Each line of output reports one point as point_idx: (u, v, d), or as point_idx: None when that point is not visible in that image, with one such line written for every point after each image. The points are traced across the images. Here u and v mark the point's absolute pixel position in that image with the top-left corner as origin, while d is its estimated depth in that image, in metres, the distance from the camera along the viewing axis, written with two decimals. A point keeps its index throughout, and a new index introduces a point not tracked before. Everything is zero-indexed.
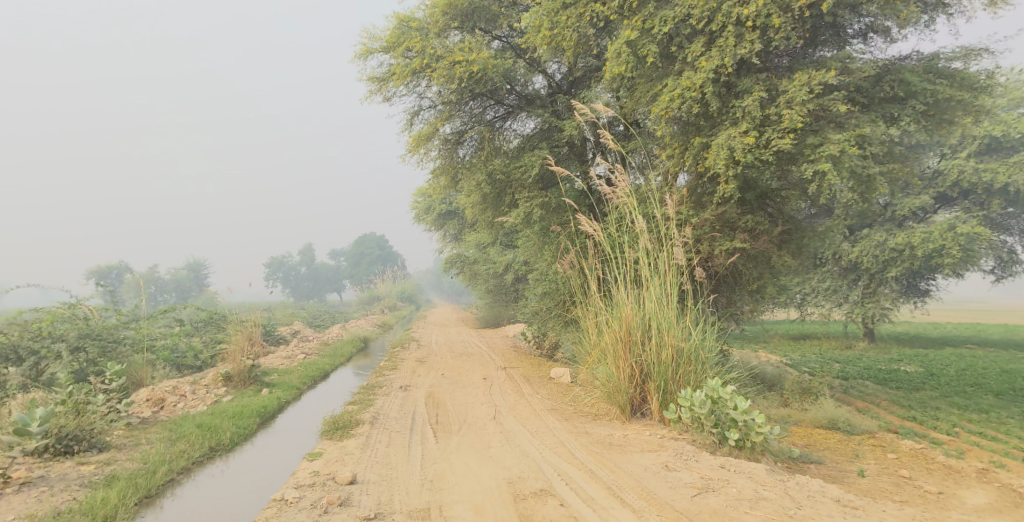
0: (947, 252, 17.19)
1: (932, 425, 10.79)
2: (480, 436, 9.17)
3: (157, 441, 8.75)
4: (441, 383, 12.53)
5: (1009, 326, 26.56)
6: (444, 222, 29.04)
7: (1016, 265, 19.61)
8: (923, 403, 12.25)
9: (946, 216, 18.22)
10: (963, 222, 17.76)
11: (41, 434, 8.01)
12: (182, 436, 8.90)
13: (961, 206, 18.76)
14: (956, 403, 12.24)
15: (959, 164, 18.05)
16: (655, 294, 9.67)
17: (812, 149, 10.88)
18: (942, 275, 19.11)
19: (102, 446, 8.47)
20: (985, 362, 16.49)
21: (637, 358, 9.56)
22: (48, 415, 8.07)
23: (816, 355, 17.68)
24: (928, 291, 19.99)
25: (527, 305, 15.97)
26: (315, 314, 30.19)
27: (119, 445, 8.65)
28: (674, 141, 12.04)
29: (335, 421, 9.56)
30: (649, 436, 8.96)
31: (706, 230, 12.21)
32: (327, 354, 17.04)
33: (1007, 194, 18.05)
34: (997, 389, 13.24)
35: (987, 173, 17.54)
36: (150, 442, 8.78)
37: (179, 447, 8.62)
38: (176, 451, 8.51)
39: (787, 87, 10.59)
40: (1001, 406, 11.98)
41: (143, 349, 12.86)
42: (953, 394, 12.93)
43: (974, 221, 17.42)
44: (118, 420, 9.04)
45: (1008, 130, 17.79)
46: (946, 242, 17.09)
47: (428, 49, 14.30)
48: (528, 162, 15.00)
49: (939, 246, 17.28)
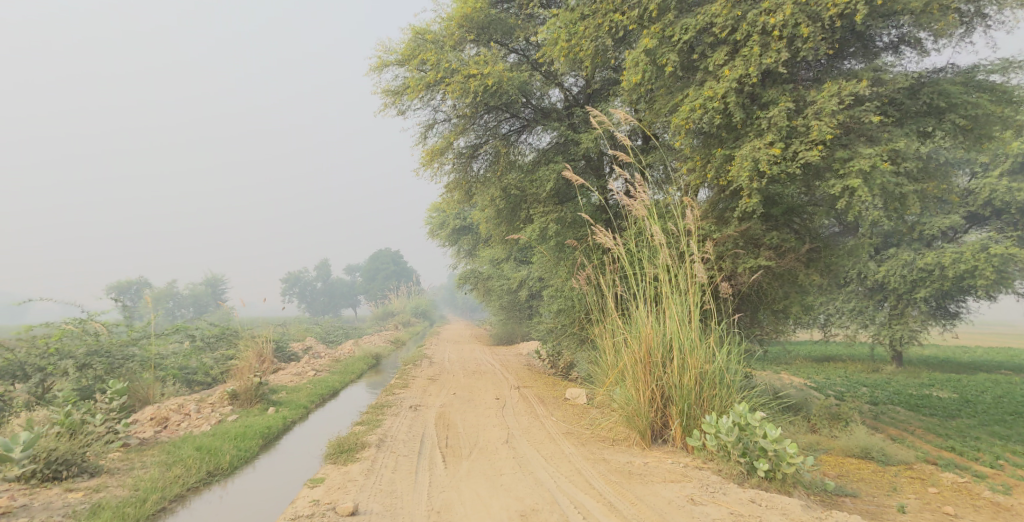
0: (980, 273, 16.58)
1: (974, 457, 10.43)
2: (491, 462, 8.73)
3: (152, 465, 8.40)
4: (452, 402, 12.12)
5: None
6: (459, 238, 28.75)
7: None
8: (961, 432, 11.74)
9: (978, 237, 17.61)
10: (997, 243, 17.12)
11: (25, 459, 7.74)
12: (179, 460, 8.55)
13: (994, 226, 18.11)
14: (997, 432, 11.69)
15: (991, 182, 17.46)
16: (677, 312, 9.23)
17: (842, 163, 10.44)
18: (974, 297, 18.45)
19: (93, 470, 8.13)
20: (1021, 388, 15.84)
21: (658, 381, 9.08)
22: (32, 439, 7.80)
23: (842, 378, 17.06)
24: (959, 313, 19.30)
25: (542, 322, 15.55)
26: (329, 330, 29.94)
27: (113, 471, 8.31)
28: (695, 154, 11.61)
29: (340, 444, 9.16)
30: (671, 465, 8.48)
31: (728, 246, 11.78)
32: (338, 371, 16.68)
33: None
34: None
35: None
36: (145, 466, 8.43)
37: (174, 472, 8.25)
38: (170, 477, 8.15)
39: (816, 98, 10.20)
40: None
41: (151, 365, 12.54)
42: (991, 423, 12.38)
43: (1008, 241, 16.79)
44: (114, 443, 8.72)
45: None
46: (978, 263, 16.49)
47: (443, 62, 14.06)
48: (543, 177, 14.69)
49: (971, 267, 16.67)
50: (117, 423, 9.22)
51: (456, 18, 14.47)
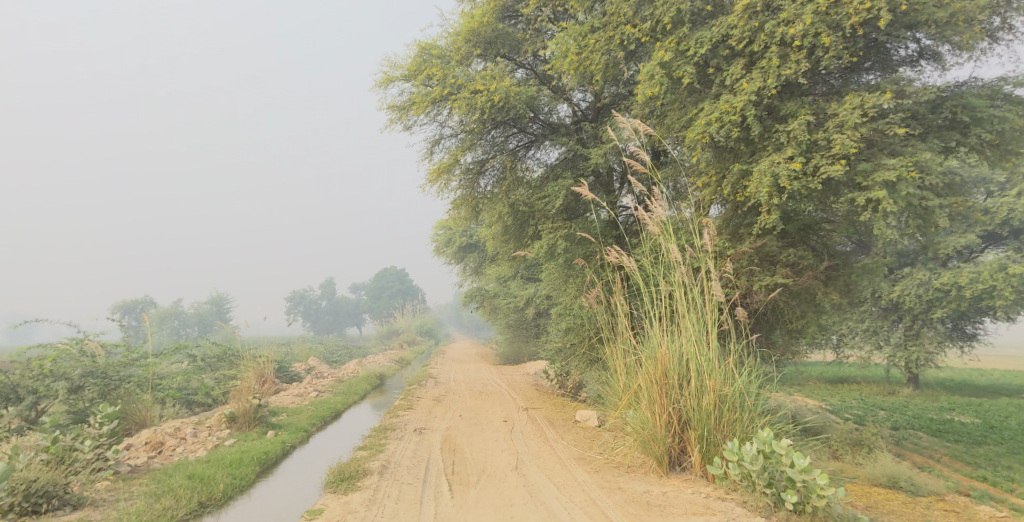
0: (999, 294, 16.08)
1: (1009, 489, 10.02)
2: (501, 491, 8.28)
3: (139, 496, 7.98)
4: (458, 425, 11.68)
5: None
6: (465, 256, 28.39)
7: None
8: (990, 460, 11.27)
9: (995, 256, 17.12)
10: (1015, 262, 16.63)
11: (2, 492, 7.37)
12: (170, 489, 8.13)
13: (1012, 246, 17.60)
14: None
15: (1008, 202, 16.94)
16: (694, 332, 8.80)
17: (864, 177, 10.07)
18: (992, 318, 17.92)
19: (76, 502, 7.77)
20: None
21: (675, 404, 8.64)
22: (7, 471, 7.41)
23: (858, 401, 16.53)
24: (976, 335, 18.69)
25: (551, 341, 15.12)
26: (333, 350, 29.52)
27: (100, 502, 7.90)
28: (709, 169, 11.24)
29: (341, 471, 8.73)
30: (692, 495, 8.04)
31: (744, 263, 11.36)
32: (341, 392, 16.23)
33: None
34: None
35: None
36: (132, 497, 8.02)
37: (163, 503, 7.83)
38: (158, 509, 7.72)
39: (838, 110, 9.84)
40: None
41: (148, 387, 12.14)
42: (1020, 450, 11.88)
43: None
44: (101, 472, 8.33)
45: None
46: (996, 283, 16.00)
47: (450, 78, 13.76)
48: (552, 192, 14.37)
49: (989, 287, 16.18)
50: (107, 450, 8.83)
51: (463, 33, 14.19)
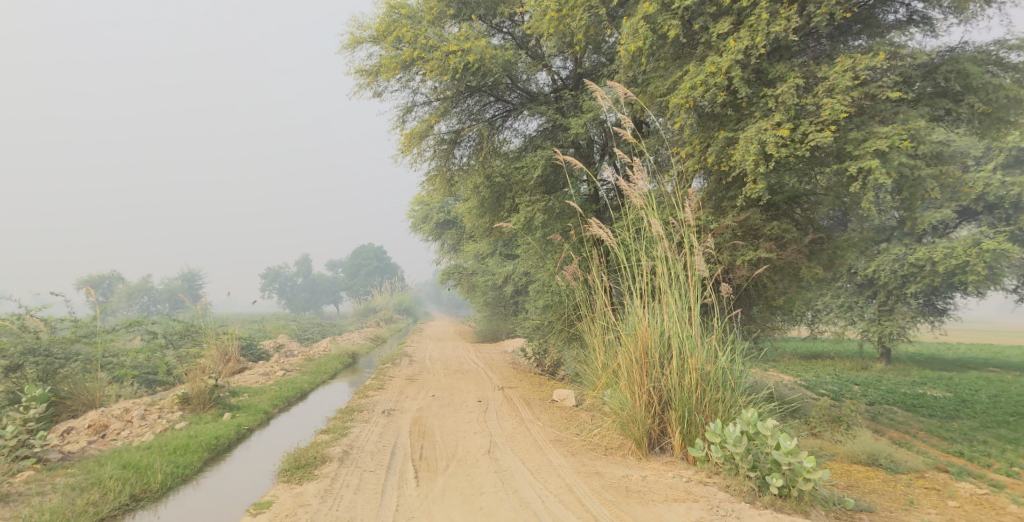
0: (971, 270, 15.78)
1: (987, 465, 9.67)
2: (470, 478, 7.74)
3: (63, 489, 7.35)
4: (430, 406, 11.11)
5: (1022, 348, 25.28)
6: (443, 232, 27.68)
7: None
8: (966, 436, 10.91)
9: (969, 232, 16.75)
10: (988, 238, 16.31)
11: None
12: (99, 481, 7.52)
13: (986, 222, 17.19)
14: (1002, 436, 10.86)
15: (985, 176, 16.52)
16: (676, 308, 8.26)
17: (855, 146, 9.51)
18: (963, 292, 17.60)
19: None
20: (1016, 388, 15.11)
21: (655, 383, 8.13)
22: None
23: (833, 376, 16.18)
24: (946, 310, 18.30)
25: (528, 319, 14.55)
26: (306, 327, 28.72)
27: (23, 496, 7.26)
28: (693, 138, 10.62)
29: (296, 458, 8.14)
30: (672, 479, 7.58)
31: (727, 237, 10.72)
32: (310, 370, 15.56)
33: None
34: None
35: (1014, 188, 16.09)
36: (55, 489, 7.38)
37: (89, 497, 7.22)
38: (81, 504, 7.11)
39: (828, 74, 9.26)
40: None
41: (97, 367, 11.39)
42: (994, 425, 11.54)
43: (1002, 236, 15.94)
44: (24, 461, 7.71)
45: None
46: (969, 258, 15.69)
47: (421, 39, 12.85)
48: (530, 163, 13.65)
49: (962, 263, 15.88)
50: (34, 437, 8.18)
51: None
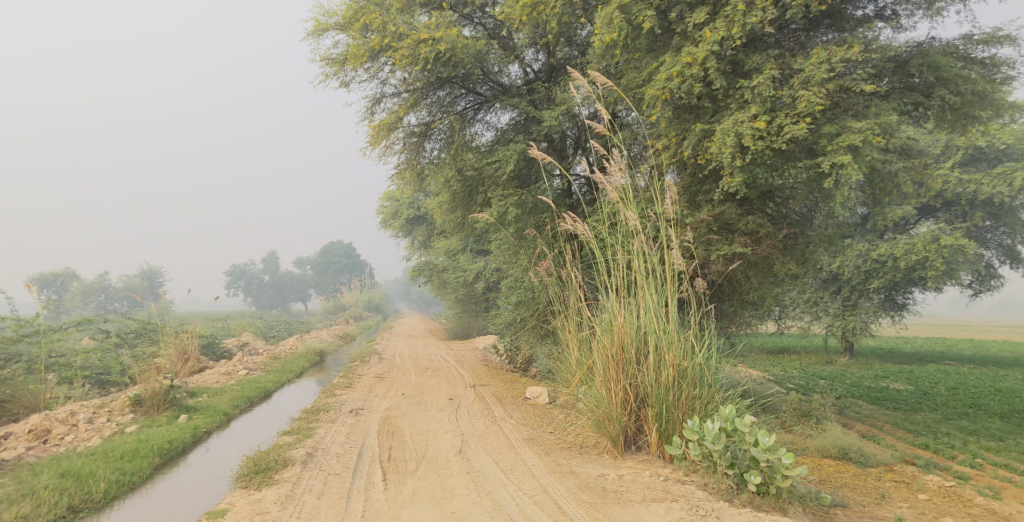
0: (931, 265, 15.59)
1: (952, 457, 9.43)
2: (441, 480, 7.45)
3: None
4: (400, 405, 10.75)
5: (977, 342, 25.77)
6: (411, 229, 27.21)
7: (994, 280, 18.06)
8: (929, 427, 10.69)
9: (928, 227, 16.61)
10: (948, 234, 16.15)
11: None
12: (33, 492, 7.04)
13: (943, 219, 17.22)
14: (965, 428, 10.75)
15: (943, 174, 16.56)
16: (653, 303, 8.03)
17: (829, 140, 9.17)
18: (923, 287, 17.42)
19: None
20: (974, 380, 15.15)
21: (631, 379, 7.91)
22: None
23: (799, 371, 16.03)
24: (906, 305, 18.41)
25: (500, 315, 14.26)
26: (270, 325, 27.98)
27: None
28: (669, 130, 10.38)
29: (256, 463, 7.76)
30: (649, 478, 7.39)
31: (702, 232, 10.35)
32: (274, 369, 15.06)
33: (991, 207, 16.60)
34: (1000, 411, 11.78)
35: (971, 185, 16.14)
36: None
37: (20, 509, 6.74)
38: (11, 518, 6.64)
39: (804, 65, 9.07)
40: (1014, 432, 10.50)
41: (41, 368, 10.83)
42: (957, 417, 11.45)
43: (959, 232, 15.93)
44: None
45: (993, 141, 16.43)
46: (929, 254, 15.46)
47: (390, 26, 12.43)
48: (501, 157, 13.30)
49: (922, 258, 15.65)
50: None
51: None
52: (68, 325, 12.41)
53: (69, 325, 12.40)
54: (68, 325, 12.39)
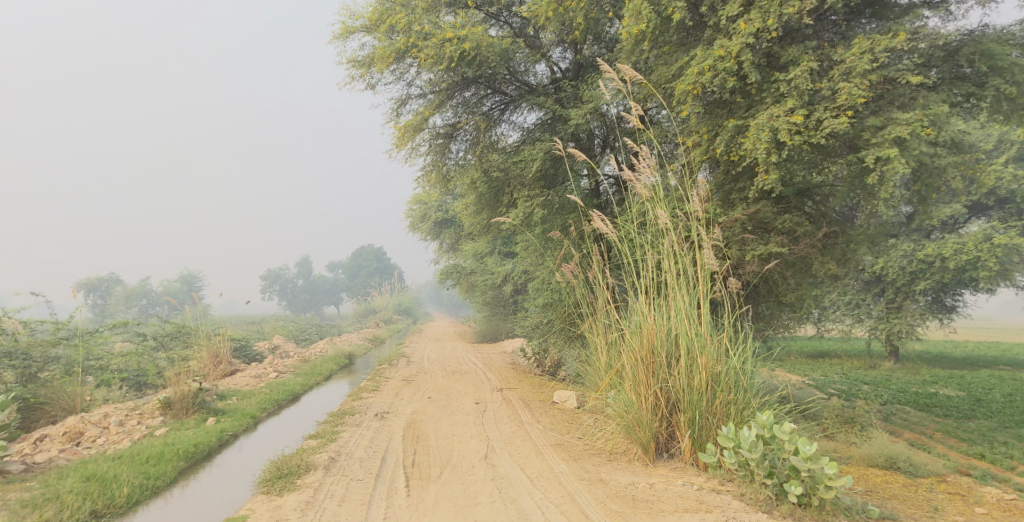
0: (983, 265, 14.84)
1: (1010, 467, 8.91)
2: (464, 487, 7.24)
3: (19, 504, 6.85)
4: (425, 409, 10.58)
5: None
6: (441, 231, 27.08)
7: None
8: (984, 436, 10.15)
9: (980, 226, 15.83)
10: (1001, 233, 15.37)
11: None
12: (57, 496, 7.01)
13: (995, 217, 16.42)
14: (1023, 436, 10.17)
15: (996, 170, 15.80)
16: (684, 305, 7.72)
17: (872, 133, 8.75)
18: (974, 288, 16.60)
19: None
20: None
21: (662, 384, 7.61)
22: None
23: (840, 376, 15.44)
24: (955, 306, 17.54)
25: (528, 318, 14.00)
26: (303, 329, 28.09)
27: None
28: (700, 126, 10.03)
29: (278, 468, 7.65)
30: (681, 487, 7.08)
31: (736, 231, 9.98)
32: (303, 372, 15.02)
33: None
34: None
35: None
36: (11, 504, 6.87)
37: (43, 513, 6.70)
38: None
39: (845, 56, 8.66)
40: None
41: (78, 369, 10.91)
42: (1013, 425, 10.85)
43: (1013, 231, 15.13)
44: None
45: None
46: (981, 254, 14.76)
47: (415, 26, 12.30)
48: (528, 156, 13.07)
49: (974, 258, 14.97)
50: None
51: None
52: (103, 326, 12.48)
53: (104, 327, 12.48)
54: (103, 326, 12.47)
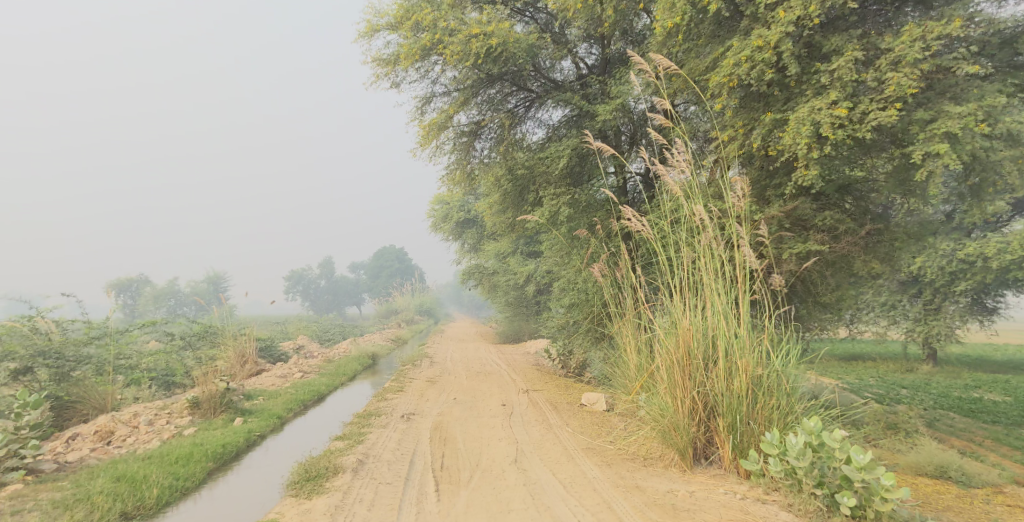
0: None
1: None
2: (496, 492, 7.08)
3: (50, 506, 6.80)
4: (452, 410, 10.44)
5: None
6: (463, 232, 26.97)
7: None
8: None
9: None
10: None
11: None
12: (86, 497, 6.95)
13: None
14: None
15: None
16: (722, 306, 7.46)
17: (921, 126, 8.43)
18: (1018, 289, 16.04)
19: None
20: None
21: (700, 387, 7.37)
22: None
23: (876, 380, 15.07)
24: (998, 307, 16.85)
25: (553, 318, 13.78)
26: (326, 328, 28.17)
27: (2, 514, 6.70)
28: (734, 120, 9.75)
29: (306, 470, 7.54)
30: (724, 496, 6.86)
31: (773, 229, 9.71)
32: (328, 372, 14.98)
33: None
34: None
35: None
36: (42, 506, 6.83)
37: (73, 515, 6.65)
38: None
39: (893, 45, 8.34)
40: None
41: (110, 369, 10.91)
42: None
43: None
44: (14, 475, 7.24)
45: None
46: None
47: (441, 22, 12.15)
48: (554, 154, 12.86)
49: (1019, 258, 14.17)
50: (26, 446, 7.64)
51: None
52: (132, 326, 12.50)
53: (133, 327, 12.50)
54: (132, 326, 12.49)
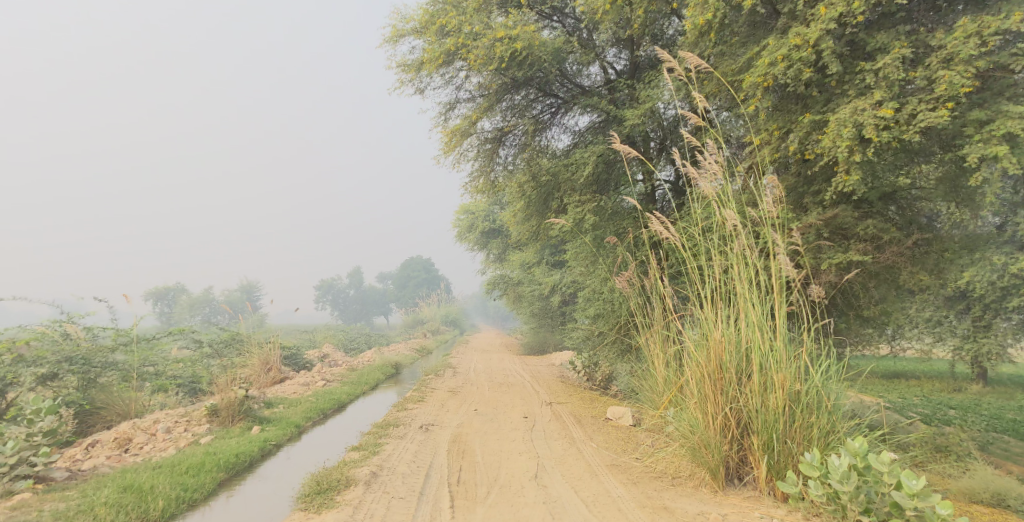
0: None
1: None
2: (514, 510, 6.76)
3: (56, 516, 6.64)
4: (473, 422, 10.13)
5: None
6: (488, 241, 26.72)
7: None
8: None
9: None
10: None
11: None
12: (91, 508, 6.79)
13: None
14: None
15: None
16: (758, 317, 7.04)
17: (977, 127, 7.95)
18: None
19: None
20: None
21: (732, 403, 6.96)
22: None
23: (921, 399, 14.35)
24: None
25: (579, 329, 13.41)
26: (353, 338, 28.13)
27: None
28: (770, 123, 9.34)
29: (318, 482, 7.30)
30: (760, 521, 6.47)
31: (811, 237, 9.30)
32: (351, 381, 14.80)
33: None
34: None
35: None
36: (49, 515, 6.68)
37: None
38: None
39: (945, 41, 7.88)
40: None
41: (134, 376, 10.85)
42: None
43: None
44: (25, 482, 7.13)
45: None
46: None
47: (465, 25, 11.93)
48: (580, 160, 12.53)
49: None
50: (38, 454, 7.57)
51: None
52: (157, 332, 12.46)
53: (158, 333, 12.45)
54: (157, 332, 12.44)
